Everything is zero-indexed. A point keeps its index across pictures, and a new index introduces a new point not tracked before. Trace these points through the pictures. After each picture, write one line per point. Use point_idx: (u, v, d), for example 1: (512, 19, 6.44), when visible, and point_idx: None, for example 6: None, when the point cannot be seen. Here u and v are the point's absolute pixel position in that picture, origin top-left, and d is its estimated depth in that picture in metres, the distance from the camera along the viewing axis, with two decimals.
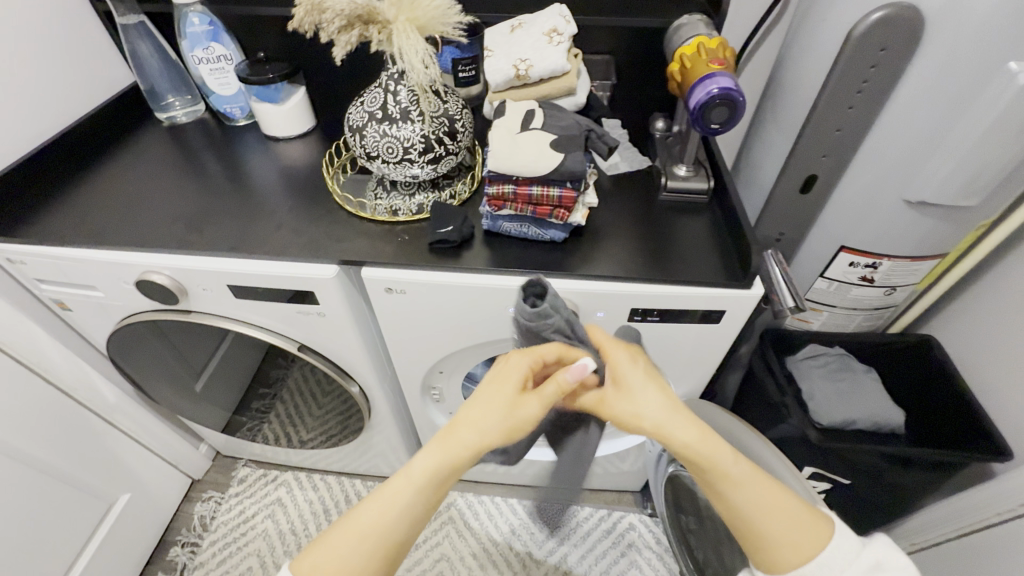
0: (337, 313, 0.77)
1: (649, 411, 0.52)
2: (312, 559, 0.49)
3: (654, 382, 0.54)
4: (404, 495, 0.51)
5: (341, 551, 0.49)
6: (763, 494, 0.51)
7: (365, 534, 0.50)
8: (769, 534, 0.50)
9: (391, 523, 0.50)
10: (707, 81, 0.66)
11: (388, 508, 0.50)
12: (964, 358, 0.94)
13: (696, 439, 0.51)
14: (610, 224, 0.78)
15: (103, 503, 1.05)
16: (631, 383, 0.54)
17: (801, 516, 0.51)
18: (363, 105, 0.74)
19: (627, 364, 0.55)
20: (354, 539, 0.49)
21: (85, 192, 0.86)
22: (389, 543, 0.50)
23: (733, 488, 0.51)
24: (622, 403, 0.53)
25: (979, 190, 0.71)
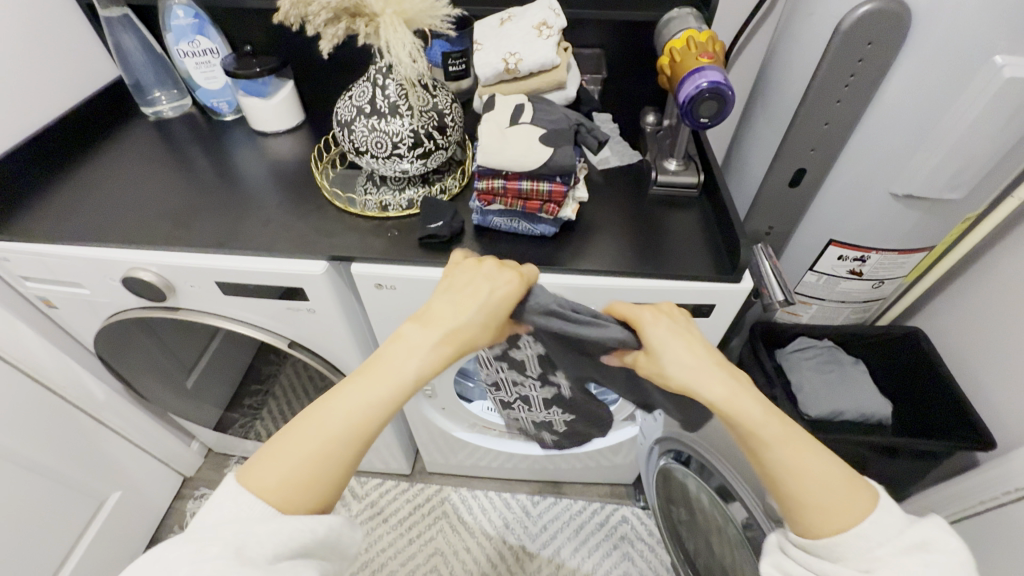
0: (327, 309, 0.77)
1: (673, 368, 0.52)
2: (265, 469, 0.45)
3: (680, 339, 0.54)
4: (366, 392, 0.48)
5: (291, 453, 0.46)
6: (795, 452, 0.48)
7: (316, 440, 0.46)
8: (801, 496, 0.47)
9: (365, 415, 0.48)
10: (697, 75, 0.66)
11: (359, 400, 0.48)
12: (951, 350, 0.95)
13: (723, 396, 0.50)
14: (601, 218, 0.78)
15: (93, 501, 1.04)
16: (656, 343, 0.54)
17: (837, 476, 0.47)
18: (351, 99, 0.73)
19: (649, 325, 0.55)
20: (321, 433, 0.47)
21: (70, 188, 0.84)
22: (353, 438, 0.47)
23: (766, 448, 0.48)
24: (651, 365, 0.55)
25: (966, 183, 0.71)
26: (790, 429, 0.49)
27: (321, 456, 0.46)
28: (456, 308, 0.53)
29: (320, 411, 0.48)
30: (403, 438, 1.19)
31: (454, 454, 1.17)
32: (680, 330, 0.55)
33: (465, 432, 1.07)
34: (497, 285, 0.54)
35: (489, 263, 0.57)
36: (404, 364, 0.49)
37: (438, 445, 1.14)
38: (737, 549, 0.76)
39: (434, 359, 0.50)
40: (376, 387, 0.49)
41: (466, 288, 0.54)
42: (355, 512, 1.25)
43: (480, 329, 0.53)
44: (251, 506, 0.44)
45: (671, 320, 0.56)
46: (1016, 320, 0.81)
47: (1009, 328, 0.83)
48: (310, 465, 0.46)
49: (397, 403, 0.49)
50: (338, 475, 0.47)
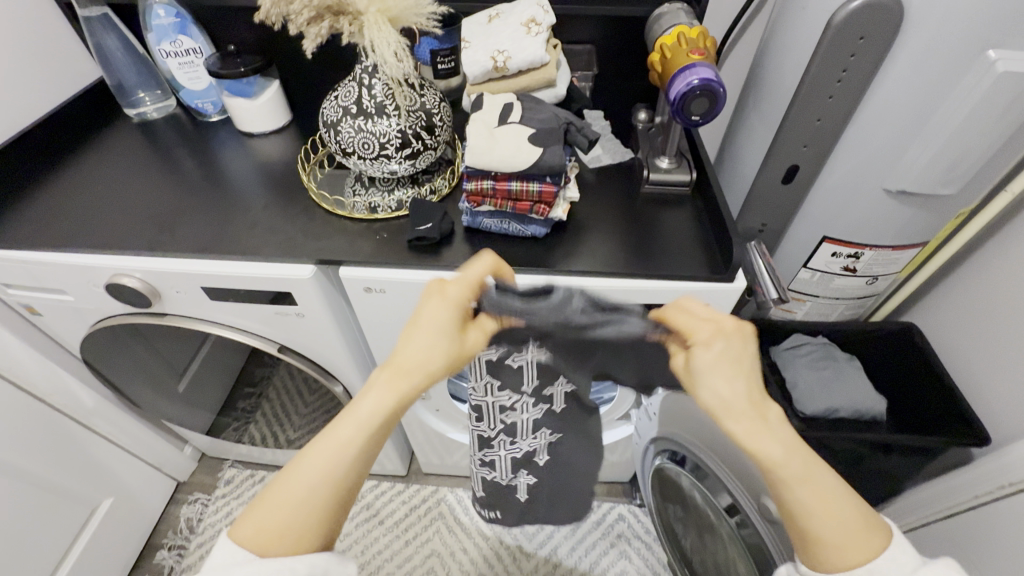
0: (316, 313, 0.75)
1: (710, 395, 0.50)
2: (246, 526, 0.46)
3: (724, 367, 0.50)
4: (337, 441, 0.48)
5: (278, 509, 0.46)
6: (818, 492, 0.46)
7: (297, 494, 0.46)
8: (817, 534, 0.46)
9: (331, 458, 0.48)
10: (687, 72, 0.65)
11: (326, 449, 0.48)
12: (945, 345, 0.95)
13: (748, 425, 0.48)
14: (593, 217, 0.77)
15: (85, 509, 1.03)
16: (696, 368, 0.51)
17: (859, 519, 0.46)
18: (337, 99, 0.72)
19: (699, 347, 0.51)
20: (291, 483, 0.47)
21: (52, 194, 0.83)
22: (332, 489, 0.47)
23: (787, 486, 0.47)
24: (685, 378, 0.53)
25: (959, 178, 0.71)
26: (817, 467, 0.47)
27: (294, 503, 0.46)
28: (405, 336, 0.52)
29: (290, 465, 0.48)
30: (398, 440, 1.18)
31: (449, 455, 1.16)
32: (731, 353, 0.51)
33: (460, 432, 1.06)
34: (439, 301, 0.54)
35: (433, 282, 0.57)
36: (362, 402, 0.50)
37: (433, 447, 1.13)
38: (731, 546, 0.75)
39: (388, 391, 0.50)
40: (337, 428, 0.49)
41: (415, 315, 0.54)
42: (351, 514, 1.24)
43: (433, 348, 0.52)
44: (233, 555, 0.44)
45: (726, 344, 0.51)
46: (1009, 315, 0.81)
47: (1002, 323, 0.83)
48: (283, 516, 0.46)
49: (363, 441, 0.49)
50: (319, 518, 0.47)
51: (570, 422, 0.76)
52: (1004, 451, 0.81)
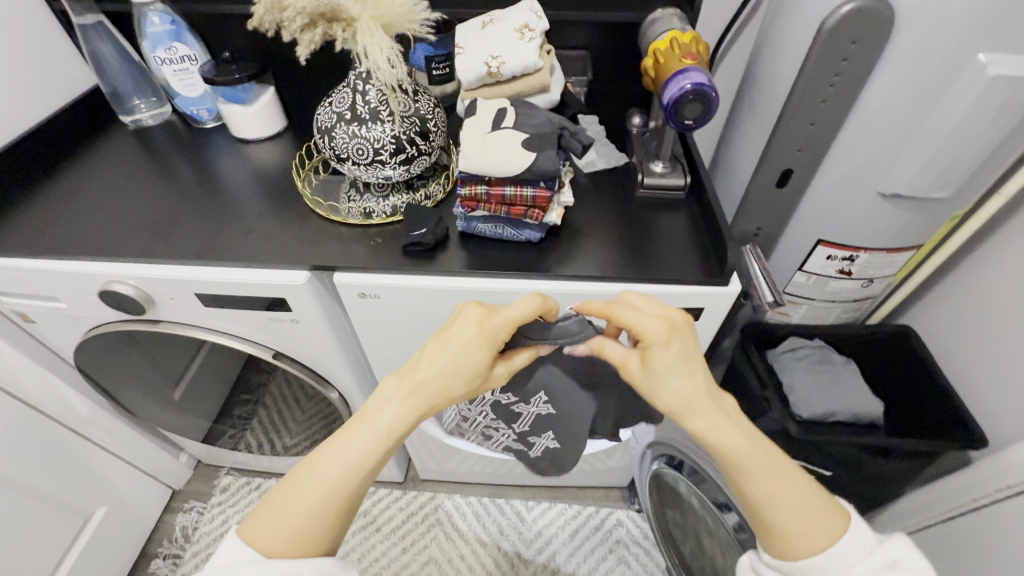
0: (310, 319, 0.75)
1: (674, 396, 0.50)
2: (257, 529, 0.47)
3: (683, 365, 0.51)
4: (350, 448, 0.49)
5: (290, 510, 0.47)
6: (778, 483, 0.49)
7: (308, 499, 0.47)
8: (781, 526, 0.48)
9: (346, 471, 0.49)
10: (680, 77, 0.65)
11: (340, 456, 0.49)
12: (941, 348, 0.95)
13: (710, 425, 0.49)
14: (588, 222, 0.77)
15: (79, 518, 1.02)
16: (658, 370, 0.50)
17: (817, 505, 0.49)
18: (332, 105, 0.72)
19: (658, 349, 0.50)
20: (308, 489, 0.48)
21: (46, 200, 0.83)
22: (341, 496, 0.48)
23: (746, 477, 0.49)
24: (643, 382, 0.52)
25: (953, 181, 0.71)
26: (773, 456, 0.50)
27: (309, 511, 0.47)
28: (433, 357, 0.53)
29: (304, 471, 0.49)
30: (395, 446, 1.18)
31: (446, 461, 1.16)
32: (687, 354, 0.51)
33: (457, 438, 1.06)
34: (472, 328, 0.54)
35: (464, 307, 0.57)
36: (383, 418, 0.51)
37: (430, 453, 1.13)
38: (729, 551, 0.75)
39: (408, 412, 0.51)
40: (357, 442, 0.50)
41: (443, 336, 0.55)
42: None
43: (458, 376, 0.52)
44: (241, 553, 0.45)
45: (682, 342, 0.51)
46: (1006, 317, 0.81)
47: (999, 325, 0.83)
48: (299, 522, 0.47)
49: (378, 458, 0.50)
50: (330, 527, 0.48)
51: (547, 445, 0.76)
52: (1002, 453, 0.81)
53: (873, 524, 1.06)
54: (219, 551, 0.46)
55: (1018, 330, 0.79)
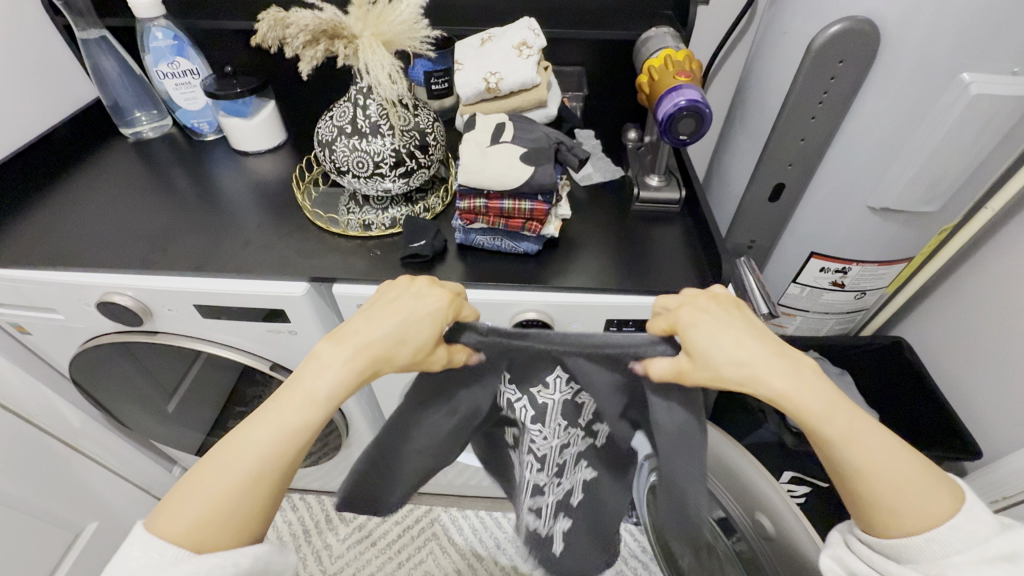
0: (309, 330, 0.75)
1: (727, 369, 0.47)
2: (174, 519, 0.44)
3: (727, 332, 0.48)
4: (280, 420, 0.47)
5: (212, 491, 0.45)
6: (869, 452, 0.45)
7: (234, 476, 0.46)
8: (870, 497, 0.45)
9: (274, 446, 0.47)
10: (675, 94, 0.67)
11: (269, 431, 0.47)
12: (934, 359, 0.96)
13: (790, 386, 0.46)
14: (585, 234, 0.78)
15: (69, 533, 1.00)
16: (705, 346, 0.47)
17: (914, 478, 0.45)
18: (333, 119, 0.73)
19: (689, 325, 0.49)
20: (232, 467, 0.46)
21: (45, 211, 0.83)
22: (271, 469, 0.47)
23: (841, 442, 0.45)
24: (696, 369, 0.47)
25: (941, 196, 0.72)
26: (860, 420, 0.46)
27: (230, 489, 0.45)
28: (378, 327, 0.51)
29: (227, 447, 0.47)
30: None
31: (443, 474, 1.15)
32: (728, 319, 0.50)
33: None
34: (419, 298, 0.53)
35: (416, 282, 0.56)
36: (318, 388, 0.48)
37: None
38: (727, 564, 0.74)
39: (346, 377, 0.49)
40: (286, 413, 0.48)
41: (388, 307, 0.54)
42: (342, 536, 1.22)
43: (399, 345, 0.51)
44: (160, 551, 0.43)
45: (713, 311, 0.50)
46: (996, 329, 0.82)
47: (990, 337, 0.84)
48: (221, 502, 0.45)
49: (311, 432, 0.48)
50: (255, 508, 0.46)
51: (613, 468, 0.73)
52: (998, 464, 0.81)
53: None
54: (128, 552, 0.43)
55: (1009, 342, 0.80)
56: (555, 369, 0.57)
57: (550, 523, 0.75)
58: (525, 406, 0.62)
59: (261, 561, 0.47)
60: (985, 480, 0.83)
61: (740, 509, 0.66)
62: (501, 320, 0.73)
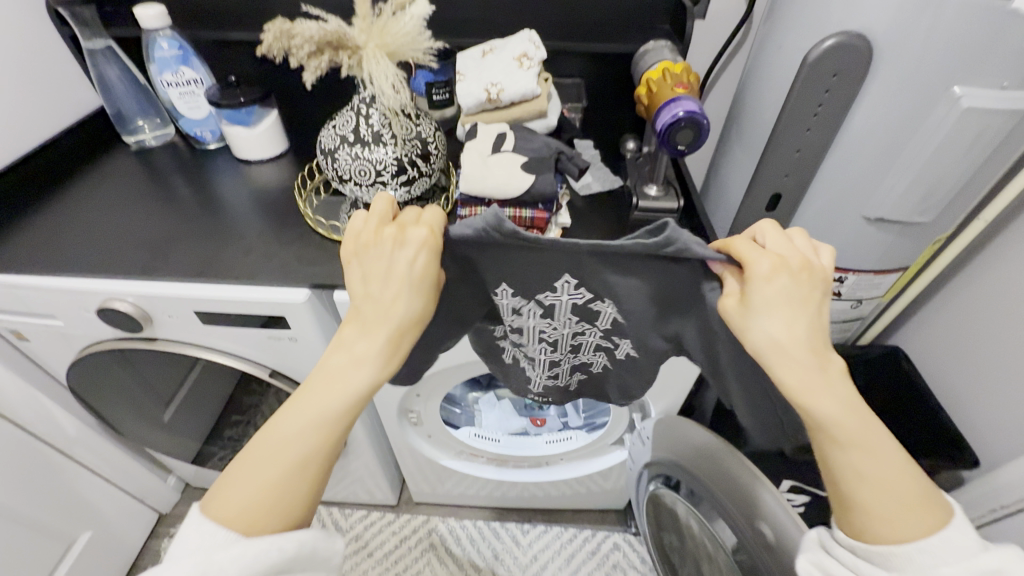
0: (309, 338, 0.76)
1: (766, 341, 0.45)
2: (225, 504, 0.45)
3: (783, 308, 0.44)
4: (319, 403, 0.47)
5: (263, 479, 0.46)
6: (869, 461, 0.45)
7: (283, 462, 0.46)
8: (862, 502, 0.45)
9: (317, 429, 0.47)
10: (673, 105, 0.68)
11: (308, 416, 0.47)
12: (931, 369, 0.97)
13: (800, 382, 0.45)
14: (584, 243, 0.78)
15: (62, 542, 0.99)
16: (753, 309, 0.45)
17: (912, 496, 0.45)
18: (336, 128, 0.74)
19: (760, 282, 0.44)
20: (278, 454, 0.46)
21: (47, 218, 0.83)
22: (320, 452, 0.47)
23: (840, 446, 0.45)
24: (734, 316, 0.46)
25: (934, 206, 0.74)
26: (870, 431, 0.45)
27: (280, 476, 0.46)
28: (383, 299, 0.48)
29: (269, 434, 0.48)
30: (389, 468, 1.17)
31: (441, 483, 1.15)
32: (795, 295, 0.45)
33: (452, 459, 1.06)
34: (404, 256, 0.47)
35: (397, 230, 0.48)
36: (350, 376, 0.48)
37: (425, 475, 1.12)
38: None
39: (375, 354, 0.48)
40: (319, 402, 0.47)
41: (382, 267, 0.48)
42: None
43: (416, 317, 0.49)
44: (213, 533, 0.44)
45: (790, 283, 0.44)
46: (991, 339, 0.83)
47: (985, 346, 0.85)
48: (269, 489, 0.46)
49: (350, 413, 0.48)
50: (303, 492, 0.47)
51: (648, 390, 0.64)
52: (995, 473, 0.82)
53: None
54: (185, 535, 0.44)
55: (1004, 352, 0.81)
56: (562, 277, 0.52)
57: (568, 381, 0.70)
58: (532, 307, 0.56)
59: (307, 547, 0.47)
60: (983, 489, 0.83)
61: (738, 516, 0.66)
62: None
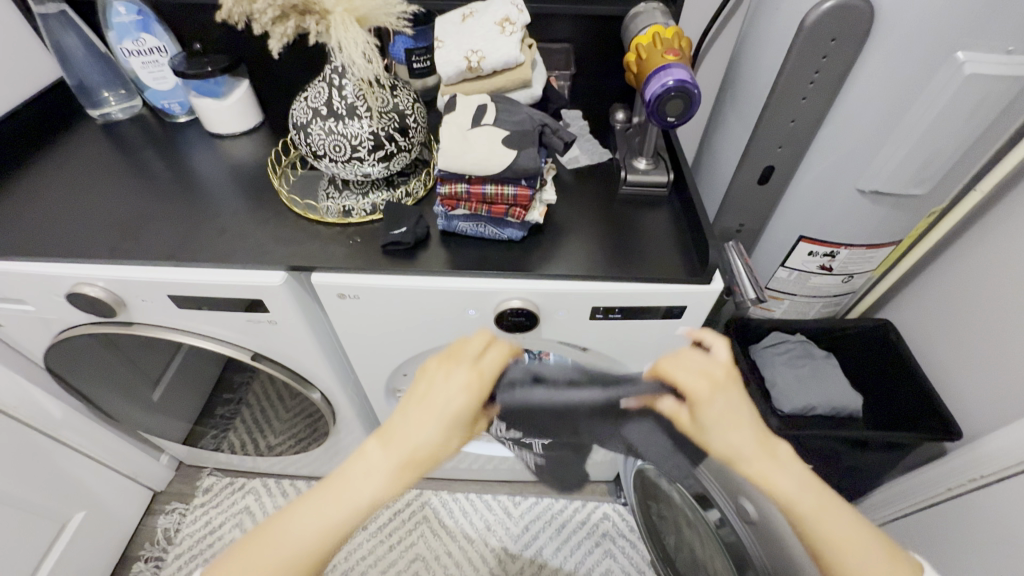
0: (289, 321, 0.74)
1: (716, 441, 0.51)
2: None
3: (732, 419, 0.51)
4: (325, 507, 0.48)
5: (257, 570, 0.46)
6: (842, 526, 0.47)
7: (288, 553, 0.47)
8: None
9: (319, 531, 0.47)
10: (662, 73, 0.64)
11: (314, 517, 0.48)
12: (918, 341, 0.96)
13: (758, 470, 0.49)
14: (571, 219, 0.76)
15: (55, 523, 0.99)
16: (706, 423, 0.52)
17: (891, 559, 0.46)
18: (307, 100, 0.70)
19: (703, 404, 0.52)
20: (275, 550, 0.46)
21: (10, 198, 0.79)
22: (318, 557, 0.47)
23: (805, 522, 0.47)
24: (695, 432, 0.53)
25: (930, 179, 0.72)
26: (832, 507, 0.48)
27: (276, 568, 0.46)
28: (416, 424, 0.51)
29: (275, 525, 0.48)
30: None
31: None
32: (733, 404, 0.52)
33: None
34: (443, 383, 0.53)
35: (448, 362, 0.56)
36: (359, 483, 0.49)
37: None
38: (710, 545, 0.77)
39: (389, 485, 0.49)
40: (329, 507, 0.48)
41: (422, 400, 0.53)
42: None
43: (441, 438, 0.52)
44: None
45: (725, 398, 0.52)
46: (981, 312, 0.83)
47: (975, 320, 0.84)
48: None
49: (350, 526, 0.49)
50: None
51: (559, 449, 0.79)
52: (977, 444, 0.83)
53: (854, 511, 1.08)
54: None
55: (996, 325, 0.80)
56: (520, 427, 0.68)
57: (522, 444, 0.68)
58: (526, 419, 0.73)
59: None
60: (964, 459, 0.85)
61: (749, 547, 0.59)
62: (486, 309, 0.71)
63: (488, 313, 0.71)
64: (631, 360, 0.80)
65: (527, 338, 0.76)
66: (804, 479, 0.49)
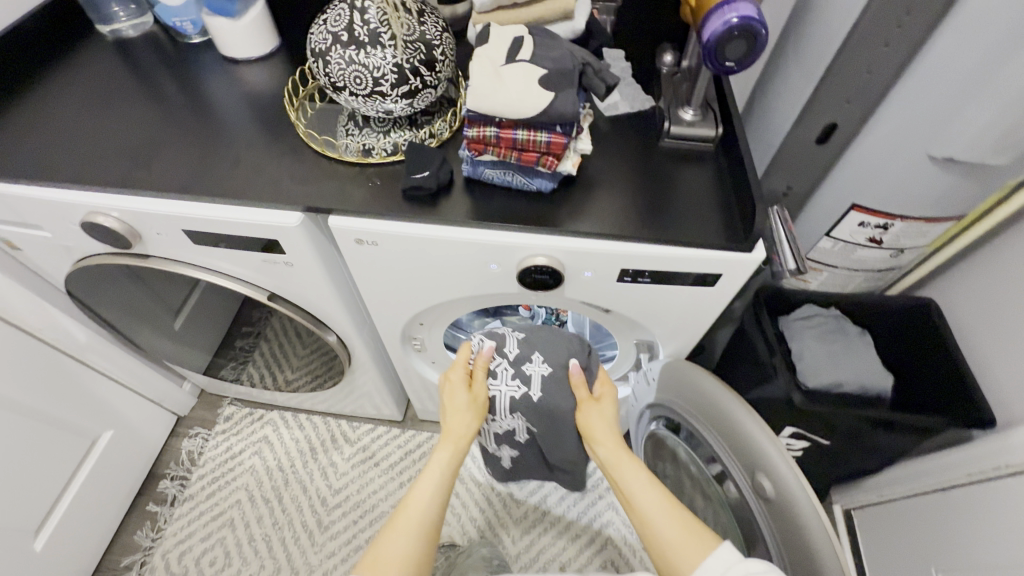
0: (306, 264, 0.72)
1: (602, 439, 0.70)
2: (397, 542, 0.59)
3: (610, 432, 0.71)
4: (428, 488, 0.64)
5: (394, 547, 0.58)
6: (604, 425, 0.72)
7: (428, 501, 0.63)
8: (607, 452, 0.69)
9: (436, 495, 0.64)
10: (725, 8, 0.56)
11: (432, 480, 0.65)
12: (960, 324, 0.91)
13: (611, 460, 0.68)
14: (605, 172, 0.71)
15: (86, 439, 1.04)
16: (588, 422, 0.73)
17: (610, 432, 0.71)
18: (327, 24, 0.64)
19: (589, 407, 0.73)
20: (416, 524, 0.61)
21: (21, 117, 0.76)
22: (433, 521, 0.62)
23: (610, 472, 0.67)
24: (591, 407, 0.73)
25: (1015, 148, 0.64)
26: (619, 458, 0.67)
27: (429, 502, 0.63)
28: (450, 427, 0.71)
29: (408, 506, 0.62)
30: (394, 387, 1.19)
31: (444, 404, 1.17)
32: (614, 447, 0.69)
33: None
34: (457, 395, 0.74)
35: (464, 381, 0.75)
36: (455, 426, 0.71)
37: (430, 395, 1.13)
38: (719, 508, 0.78)
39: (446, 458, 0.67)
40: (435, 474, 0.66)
41: (452, 411, 0.73)
42: (347, 455, 1.27)
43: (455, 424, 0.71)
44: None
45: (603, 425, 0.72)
46: None
47: None
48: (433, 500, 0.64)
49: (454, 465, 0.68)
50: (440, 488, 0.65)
51: (550, 424, 0.78)
52: (1008, 435, 0.79)
53: (862, 486, 1.08)
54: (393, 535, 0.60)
55: None
56: (531, 384, 0.76)
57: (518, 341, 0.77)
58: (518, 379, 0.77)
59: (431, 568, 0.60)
60: (991, 449, 0.82)
61: (782, 555, 0.61)
62: (509, 265, 0.67)
63: (510, 268, 0.68)
64: (655, 324, 0.77)
65: (549, 296, 0.73)
66: (611, 433, 0.71)
